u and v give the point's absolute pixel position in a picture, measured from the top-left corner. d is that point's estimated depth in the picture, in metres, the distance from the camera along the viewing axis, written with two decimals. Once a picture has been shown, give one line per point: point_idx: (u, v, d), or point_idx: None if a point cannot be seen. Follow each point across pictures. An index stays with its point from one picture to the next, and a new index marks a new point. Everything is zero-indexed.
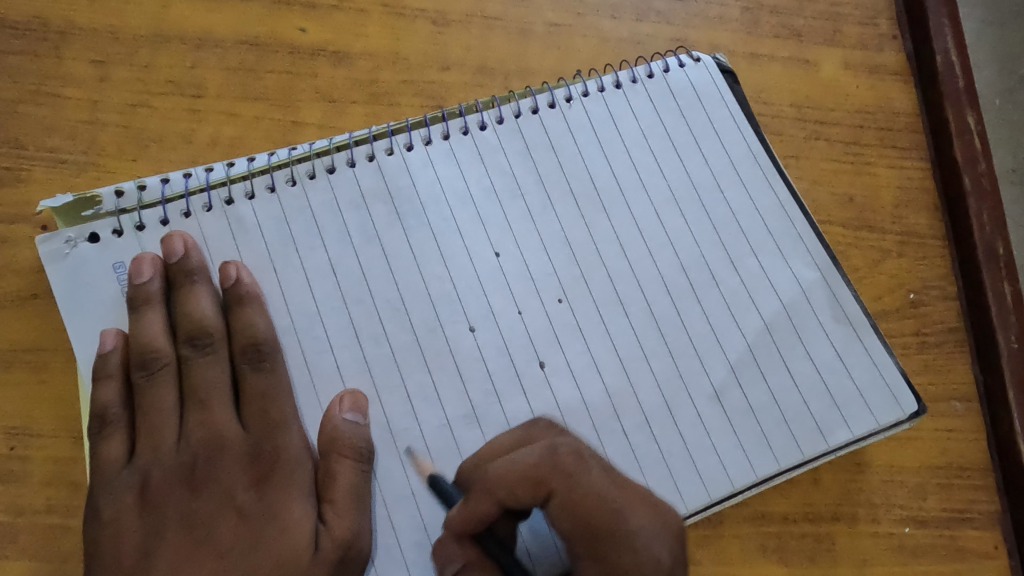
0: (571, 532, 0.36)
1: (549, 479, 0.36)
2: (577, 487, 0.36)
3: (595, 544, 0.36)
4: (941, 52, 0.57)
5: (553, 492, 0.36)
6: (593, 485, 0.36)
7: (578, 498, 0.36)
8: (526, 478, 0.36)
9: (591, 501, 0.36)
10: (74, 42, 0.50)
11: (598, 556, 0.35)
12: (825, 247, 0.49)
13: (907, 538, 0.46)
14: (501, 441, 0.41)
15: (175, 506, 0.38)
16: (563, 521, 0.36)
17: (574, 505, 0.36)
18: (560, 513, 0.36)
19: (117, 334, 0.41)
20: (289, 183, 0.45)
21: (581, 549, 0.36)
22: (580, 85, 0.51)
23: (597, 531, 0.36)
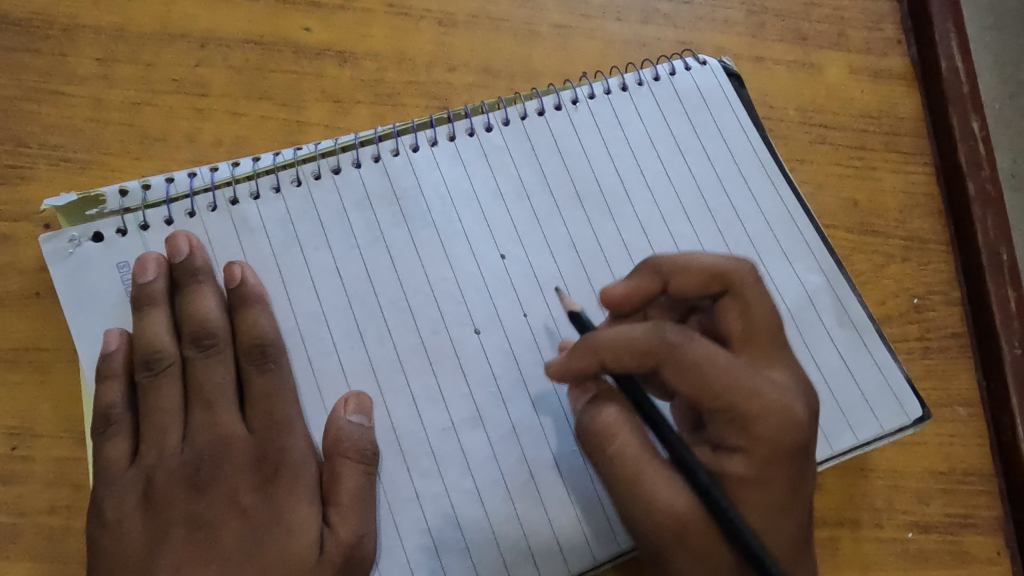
0: (694, 394, 0.35)
1: (670, 353, 0.35)
2: (694, 353, 0.35)
3: (724, 400, 0.35)
4: (946, 58, 0.57)
5: (664, 366, 0.35)
6: (711, 355, 0.35)
7: (697, 365, 0.35)
8: (642, 354, 0.36)
9: (714, 371, 0.35)
10: (77, 40, 0.50)
11: (727, 410, 0.35)
12: (831, 252, 0.49)
13: (910, 543, 0.46)
14: (678, 285, 0.40)
15: (179, 508, 0.38)
16: (677, 383, 0.35)
17: (687, 374, 0.35)
18: (677, 375, 0.35)
19: (121, 333, 0.41)
20: (295, 183, 0.45)
21: (707, 408, 0.35)
22: (586, 87, 0.51)
23: (723, 388, 0.34)
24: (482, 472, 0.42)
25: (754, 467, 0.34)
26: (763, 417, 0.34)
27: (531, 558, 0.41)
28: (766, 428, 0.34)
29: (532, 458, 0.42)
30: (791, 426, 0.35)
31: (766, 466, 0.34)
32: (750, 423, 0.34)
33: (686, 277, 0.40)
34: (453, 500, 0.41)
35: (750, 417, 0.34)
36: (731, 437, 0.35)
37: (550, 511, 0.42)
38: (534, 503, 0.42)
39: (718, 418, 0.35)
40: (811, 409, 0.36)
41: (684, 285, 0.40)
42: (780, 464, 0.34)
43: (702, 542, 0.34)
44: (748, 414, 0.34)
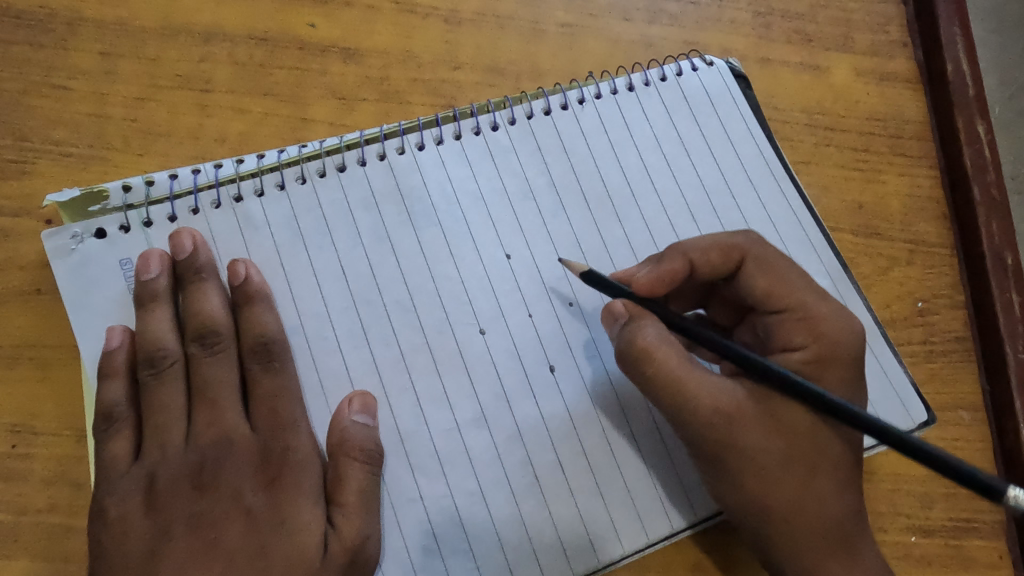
0: (770, 291, 0.42)
1: (749, 251, 0.42)
2: (771, 257, 0.42)
3: (793, 299, 0.41)
4: (951, 61, 0.57)
5: (745, 262, 0.42)
6: (784, 261, 0.43)
7: (776, 265, 0.42)
8: (727, 253, 0.42)
9: (789, 275, 0.42)
10: (80, 34, 0.49)
11: (796, 308, 0.41)
12: (837, 255, 0.49)
13: (913, 547, 0.46)
14: (704, 265, 0.42)
15: (182, 507, 0.37)
16: (756, 279, 0.42)
17: (766, 270, 0.42)
18: (756, 271, 0.42)
19: (124, 330, 0.40)
20: (299, 181, 0.45)
21: (776, 307, 0.42)
22: (592, 87, 0.51)
23: (794, 288, 0.42)
24: (486, 473, 0.41)
25: (814, 362, 0.40)
26: (826, 320, 0.41)
27: (535, 560, 0.41)
28: (830, 330, 0.40)
29: (537, 460, 0.42)
30: (850, 331, 0.41)
31: (823, 365, 0.40)
32: (817, 323, 0.41)
33: (711, 255, 0.42)
34: (457, 501, 0.41)
35: (816, 319, 0.41)
36: (797, 336, 0.41)
37: (555, 513, 0.42)
38: (539, 505, 0.41)
39: (787, 316, 0.41)
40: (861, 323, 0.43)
41: (708, 266, 0.42)
42: (844, 362, 0.40)
43: (748, 433, 0.38)
44: (816, 314, 0.41)
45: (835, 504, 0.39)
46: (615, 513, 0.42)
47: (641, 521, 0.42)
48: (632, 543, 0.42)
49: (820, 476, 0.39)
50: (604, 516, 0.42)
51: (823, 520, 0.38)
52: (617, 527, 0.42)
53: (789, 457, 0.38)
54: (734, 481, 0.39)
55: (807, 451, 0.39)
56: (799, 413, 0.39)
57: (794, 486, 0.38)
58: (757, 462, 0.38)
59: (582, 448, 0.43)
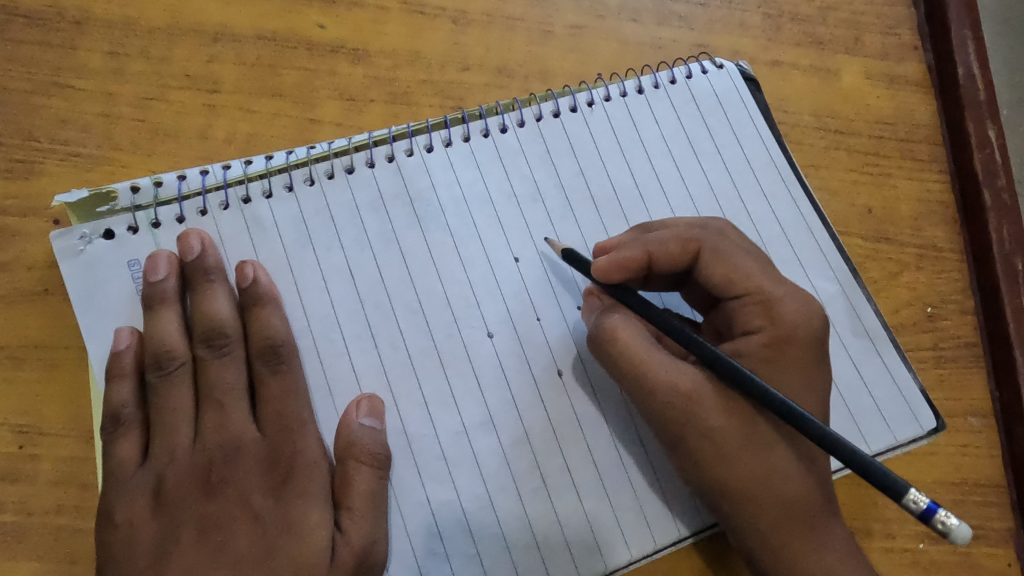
0: (727, 279, 0.41)
1: (705, 240, 0.42)
2: (727, 247, 0.42)
3: (751, 286, 0.41)
4: (963, 64, 0.56)
5: (701, 251, 0.41)
6: (741, 251, 0.42)
7: (730, 254, 0.41)
8: (684, 242, 0.42)
9: (745, 263, 0.41)
10: (89, 33, 0.49)
11: (754, 293, 0.41)
12: (846, 261, 0.49)
13: (922, 554, 0.46)
14: (662, 256, 0.42)
15: (190, 510, 0.37)
16: (711, 270, 0.41)
17: (722, 260, 0.41)
18: (712, 261, 0.41)
19: (132, 332, 0.40)
20: (308, 183, 0.44)
21: (734, 294, 0.41)
22: (602, 89, 0.50)
23: (750, 274, 0.41)
24: (494, 477, 0.41)
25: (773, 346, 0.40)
26: (784, 302, 0.40)
27: (542, 563, 0.41)
28: (788, 313, 0.40)
29: (545, 464, 0.42)
30: (809, 315, 0.41)
31: (789, 360, 0.40)
32: (775, 306, 0.40)
33: (670, 246, 0.42)
34: (464, 504, 0.41)
35: (774, 302, 0.40)
36: (756, 320, 0.40)
37: (563, 518, 0.41)
38: (547, 510, 0.41)
39: (745, 303, 0.41)
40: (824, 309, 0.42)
41: (666, 257, 0.42)
42: (801, 343, 0.40)
43: (706, 411, 0.38)
44: (773, 298, 0.40)
45: (795, 484, 0.38)
46: (623, 517, 0.42)
47: (648, 526, 0.42)
48: (640, 548, 0.41)
49: (778, 456, 0.38)
50: (612, 521, 0.42)
51: (784, 499, 0.38)
52: (624, 532, 0.42)
53: (747, 438, 0.38)
54: (693, 460, 0.39)
55: (764, 430, 0.39)
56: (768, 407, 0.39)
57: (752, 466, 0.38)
58: (713, 441, 0.38)
59: (589, 452, 0.43)
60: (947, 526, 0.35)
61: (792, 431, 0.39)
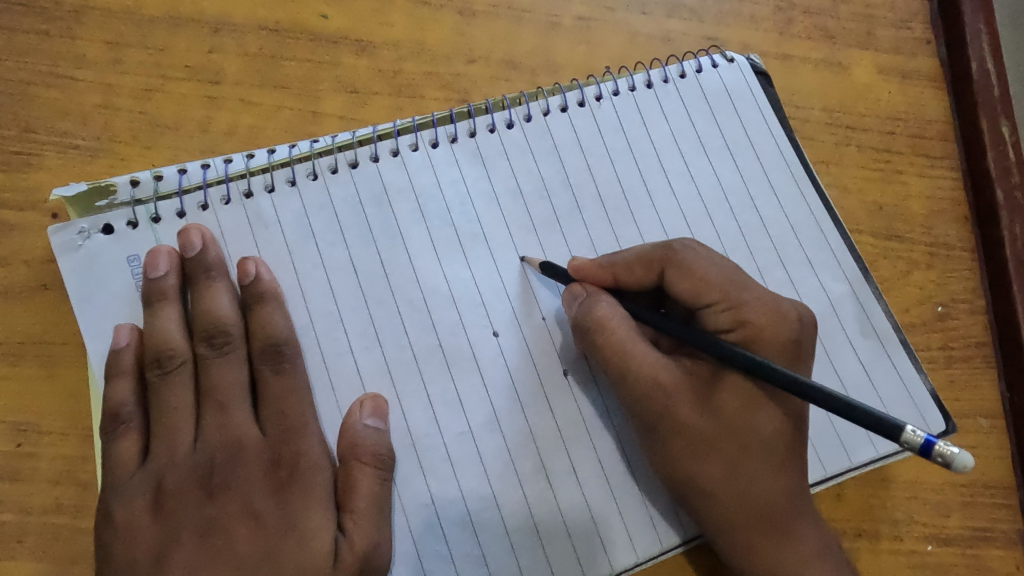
0: (694, 291, 0.41)
1: (670, 255, 0.42)
2: (691, 257, 0.41)
3: (719, 291, 0.40)
4: (976, 60, 0.55)
5: (666, 269, 0.42)
6: (705, 259, 0.41)
7: (695, 264, 0.41)
8: (648, 263, 0.42)
9: (710, 271, 0.41)
10: (87, 22, 0.48)
11: (722, 298, 0.40)
12: (857, 260, 0.48)
13: (929, 556, 0.46)
14: (628, 279, 0.42)
15: (191, 511, 0.37)
16: (678, 283, 0.41)
17: (687, 273, 0.41)
18: (677, 275, 0.41)
19: (131, 329, 0.40)
20: (311, 177, 0.44)
21: (702, 303, 0.41)
22: (611, 83, 0.49)
23: (717, 280, 0.41)
24: (499, 478, 0.41)
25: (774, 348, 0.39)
26: (754, 305, 0.40)
27: (546, 563, 0.40)
28: (758, 317, 0.40)
29: (550, 465, 0.41)
30: (781, 318, 0.40)
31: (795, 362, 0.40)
32: (744, 309, 0.40)
33: (635, 268, 0.42)
34: (469, 504, 0.40)
35: (743, 305, 0.40)
36: (725, 323, 0.40)
37: (568, 520, 0.41)
38: (552, 512, 0.41)
39: (713, 308, 0.41)
40: (800, 309, 0.41)
41: (633, 279, 0.42)
42: (772, 345, 0.39)
43: (686, 409, 0.39)
44: (742, 301, 0.40)
45: (767, 491, 0.38)
46: (628, 519, 0.41)
47: (655, 529, 0.41)
48: (646, 550, 0.41)
49: (758, 461, 0.38)
50: (618, 523, 0.41)
51: (758, 503, 0.38)
52: (629, 534, 0.41)
53: (722, 439, 0.38)
54: (670, 460, 0.39)
55: (740, 435, 0.38)
56: (766, 413, 0.39)
57: (728, 471, 0.38)
58: (688, 439, 0.38)
59: (595, 452, 0.42)
60: (947, 457, 0.35)
61: (767, 436, 0.39)
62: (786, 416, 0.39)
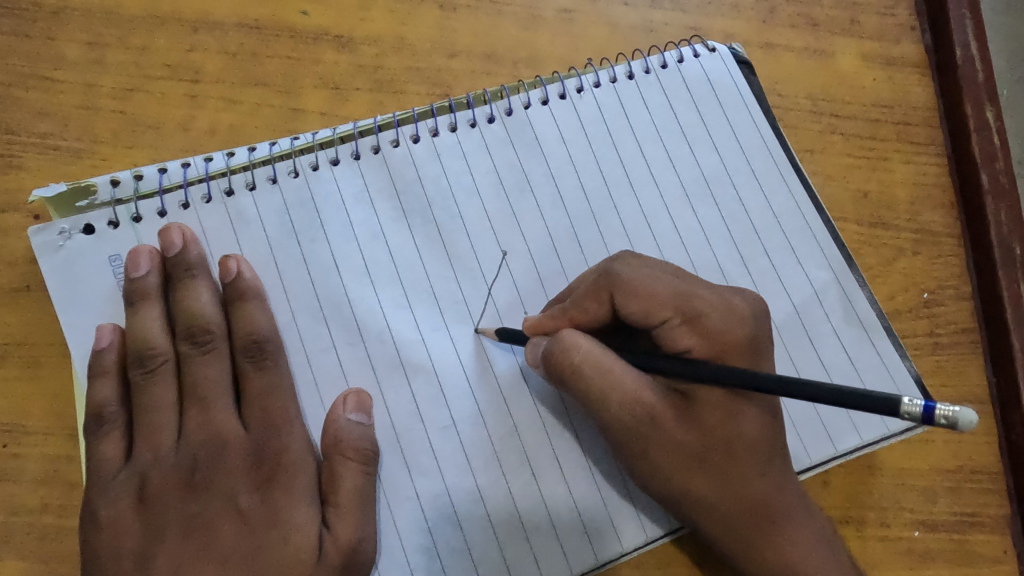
0: (645, 310, 0.39)
1: (614, 279, 0.40)
2: (634, 277, 0.40)
3: (668, 307, 0.39)
4: (961, 46, 0.55)
5: (614, 294, 0.40)
6: (650, 276, 0.40)
7: (639, 282, 0.40)
8: (597, 295, 0.40)
9: (656, 285, 0.40)
10: (65, 23, 0.48)
11: (674, 313, 0.39)
12: (841, 248, 0.48)
13: (916, 542, 0.46)
14: (584, 319, 0.41)
15: (174, 509, 0.37)
16: (629, 307, 0.40)
17: (634, 294, 0.40)
18: (625, 298, 0.40)
19: (113, 329, 0.40)
20: (292, 175, 0.44)
21: (656, 321, 0.39)
22: (592, 75, 0.49)
23: (665, 295, 0.39)
24: (482, 472, 0.41)
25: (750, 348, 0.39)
26: (708, 314, 0.39)
27: (533, 559, 0.40)
28: (713, 324, 0.39)
29: (535, 457, 0.42)
30: (740, 320, 0.40)
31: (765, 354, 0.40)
32: (698, 319, 0.39)
33: (588, 305, 0.41)
34: (454, 500, 0.40)
35: (697, 314, 0.39)
36: (684, 338, 0.39)
37: (553, 513, 0.41)
38: (537, 505, 0.41)
39: (668, 325, 0.39)
40: (754, 307, 0.41)
41: (589, 318, 0.41)
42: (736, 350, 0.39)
43: (669, 424, 0.38)
44: (694, 311, 0.39)
45: (755, 489, 0.39)
46: (614, 512, 0.41)
47: (640, 519, 0.41)
48: (631, 540, 0.41)
49: (741, 462, 0.38)
50: (604, 516, 0.41)
51: (745, 501, 0.38)
52: (615, 526, 0.41)
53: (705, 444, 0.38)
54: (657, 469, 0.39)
55: (722, 442, 0.38)
56: (746, 424, 0.39)
57: (712, 475, 0.38)
58: (670, 448, 0.38)
59: (581, 445, 0.42)
60: (951, 418, 0.33)
61: (747, 438, 0.39)
62: (765, 415, 0.39)
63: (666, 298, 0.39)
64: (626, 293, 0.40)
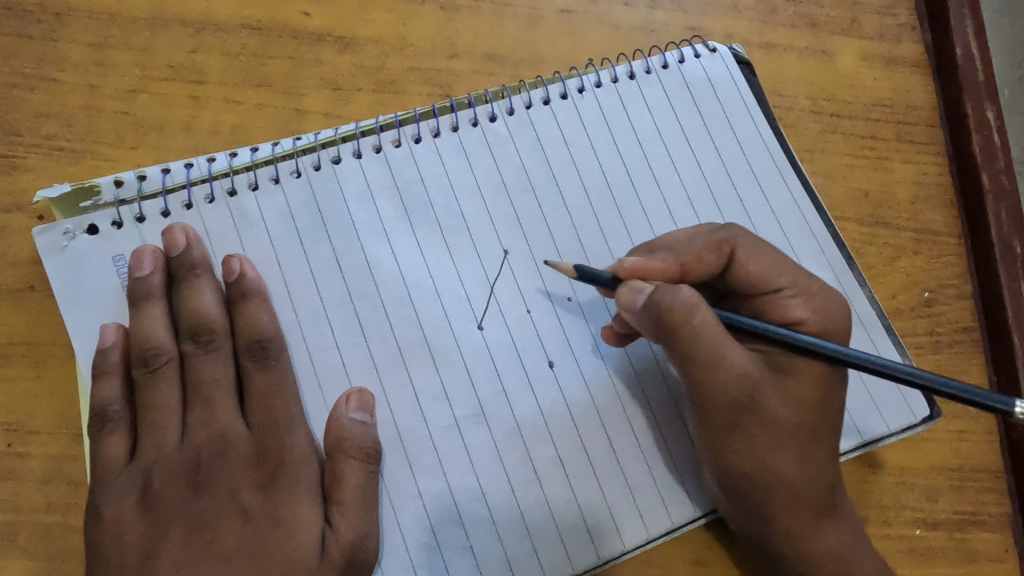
0: (764, 274, 0.41)
1: (736, 243, 0.42)
2: (755, 246, 0.41)
3: (787, 277, 0.41)
4: (961, 45, 0.55)
5: (735, 253, 0.42)
6: (763, 247, 0.42)
7: (758, 250, 0.41)
8: (716, 250, 0.42)
9: (777, 258, 0.42)
10: (69, 24, 0.48)
11: (790, 283, 0.41)
12: (841, 248, 0.48)
13: (918, 540, 0.46)
14: (696, 269, 0.42)
15: (178, 507, 0.37)
16: (747, 269, 0.41)
17: (758, 257, 0.41)
18: (747, 259, 0.41)
19: (117, 328, 0.40)
20: (294, 175, 0.44)
21: (773, 287, 0.41)
22: (593, 75, 0.49)
23: (786, 267, 0.41)
24: (485, 470, 0.41)
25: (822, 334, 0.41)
26: (822, 294, 0.41)
27: (534, 558, 0.40)
28: (824, 302, 0.41)
29: (536, 456, 0.42)
30: (841, 303, 0.42)
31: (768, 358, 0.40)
32: (813, 294, 0.41)
33: (704, 257, 0.42)
34: (456, 498, 0.40)
35: (814, 292, 0.41)
36: (798, 311, 0.41)
37: (555, 511, 0.41)
38: (538, 503, 0.41)
39: (780, 294, 0.41)
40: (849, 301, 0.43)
41: (701, 268, 0.42)
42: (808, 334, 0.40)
43: (771, 399, 0.39)
44: (810, 287, 0.41)
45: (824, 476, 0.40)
46: (615, 511, 0.41)
47: (641, 518, 0.42)
48: (633, 539, 0.41)
49: (824, 446, 0.39)
50: (605, 514, 0.41)
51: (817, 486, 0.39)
52: (616, 525, 0.41)
53: (802, 426, 0.39)
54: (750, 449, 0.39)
55: (813, 422, 0.39)
56: (839, 399, 0.40)
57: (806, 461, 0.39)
58: (773, 427, 0.39)
59: (582, 443, 0.42)
60: None
61: (833, 420, 0.40)
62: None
63: (770, 272, 0.41)
64: (749, 258, 0.41)
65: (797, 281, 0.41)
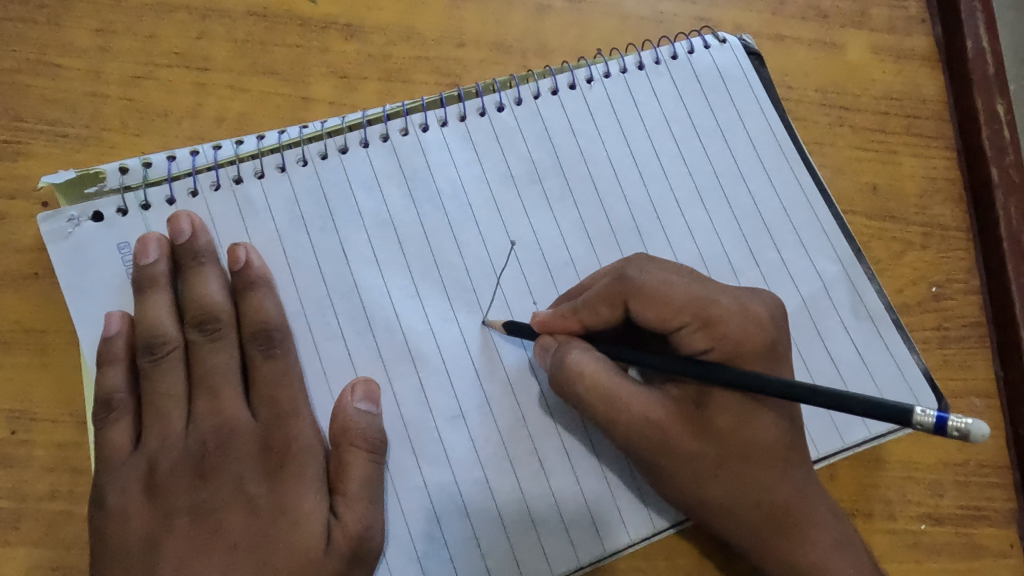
0: (661, 317, 0.39)
1: (629, 285, 0.40)
2: (650, 282, 0.39)
3: (685, 312, 0.39)
4: (972, 38, 0.55)
5: (629, 300, 0.40)
6: (666, 281, 0.40)
7: (656, 288, 0.39)
8: (610, 300, 0.40)
9: (673, 291, 0.39)
10: (74, 10, 0.48)
11: (692, 319, 0.39)
12: (849, 241, 0.48)
13: (923, 535, 0.46)
14: (595, 322, 0.40)
15: (183, 496, 0.37)
16: (644, 313, 0.39)
17: (650, 300, 0.39)
18: (640, 304, 0.39)
19: (122, 316, 0.40)
20: (301, 163, 0.43)
21: (673, 327, 0.39)
22: (602, 65, 0.49)
23: (682, 301, 0.39)
24: (491, 462, 0.41)
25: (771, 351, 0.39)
26: (725, 320, 0.39)
27: (540, 549, 0.40)
28: (731, 330, 0.39)
29: (543, 447, 0.42)
30: (754, 327, 0.39)
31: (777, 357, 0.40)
32: (715, 325, 0.39)
33: (600, 309, 0.40)
34: (463, 490, 0.40)
35: (714, 320, 0.39)
36: (699, 341, 0.39)
37: (561, 502, 0.41)
38: (545, 493, 0.41)
39: (684, 331, 0.39)
40: (770, 309, 0.41)
41: (600, 321, 0.40)
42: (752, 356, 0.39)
43: (680, 436, 0.38)
44: (712, 318, 0.39)
45: (774, 491, 0.38)
46: (621, 503, 0.41)
47: (647, 510, 0.41)
48: (638, 531, 0.41)
49: (759, 471, 0.38)
50: (611, 505, 0.41)
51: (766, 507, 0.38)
52: (622, 516, 0.41)
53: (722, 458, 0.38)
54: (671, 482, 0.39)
55: (736, 447, 0.38)
56: (767, 429, 0.39)
57: (737, 489, 0.38)
58: (688, 466, 0.38)
59: (587, 435, 0.42)
60: (963, 429, 0.34)
61: (764, 442, 0.38)
62: (779, 417, 0.39)
63: (670, 305, 0.39)
64: (636, 301, 0.39)
65: (704, 314, 0.39)
